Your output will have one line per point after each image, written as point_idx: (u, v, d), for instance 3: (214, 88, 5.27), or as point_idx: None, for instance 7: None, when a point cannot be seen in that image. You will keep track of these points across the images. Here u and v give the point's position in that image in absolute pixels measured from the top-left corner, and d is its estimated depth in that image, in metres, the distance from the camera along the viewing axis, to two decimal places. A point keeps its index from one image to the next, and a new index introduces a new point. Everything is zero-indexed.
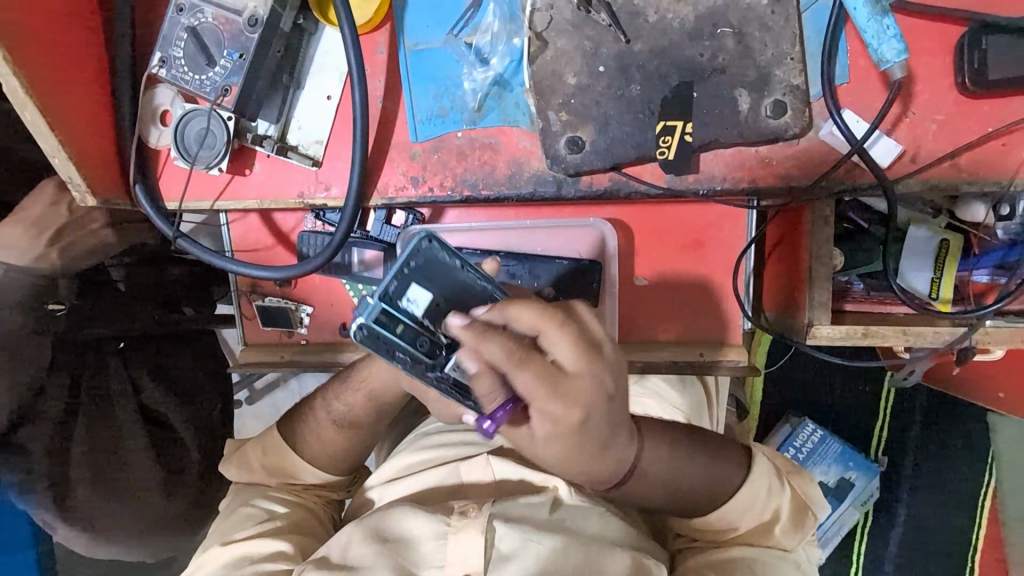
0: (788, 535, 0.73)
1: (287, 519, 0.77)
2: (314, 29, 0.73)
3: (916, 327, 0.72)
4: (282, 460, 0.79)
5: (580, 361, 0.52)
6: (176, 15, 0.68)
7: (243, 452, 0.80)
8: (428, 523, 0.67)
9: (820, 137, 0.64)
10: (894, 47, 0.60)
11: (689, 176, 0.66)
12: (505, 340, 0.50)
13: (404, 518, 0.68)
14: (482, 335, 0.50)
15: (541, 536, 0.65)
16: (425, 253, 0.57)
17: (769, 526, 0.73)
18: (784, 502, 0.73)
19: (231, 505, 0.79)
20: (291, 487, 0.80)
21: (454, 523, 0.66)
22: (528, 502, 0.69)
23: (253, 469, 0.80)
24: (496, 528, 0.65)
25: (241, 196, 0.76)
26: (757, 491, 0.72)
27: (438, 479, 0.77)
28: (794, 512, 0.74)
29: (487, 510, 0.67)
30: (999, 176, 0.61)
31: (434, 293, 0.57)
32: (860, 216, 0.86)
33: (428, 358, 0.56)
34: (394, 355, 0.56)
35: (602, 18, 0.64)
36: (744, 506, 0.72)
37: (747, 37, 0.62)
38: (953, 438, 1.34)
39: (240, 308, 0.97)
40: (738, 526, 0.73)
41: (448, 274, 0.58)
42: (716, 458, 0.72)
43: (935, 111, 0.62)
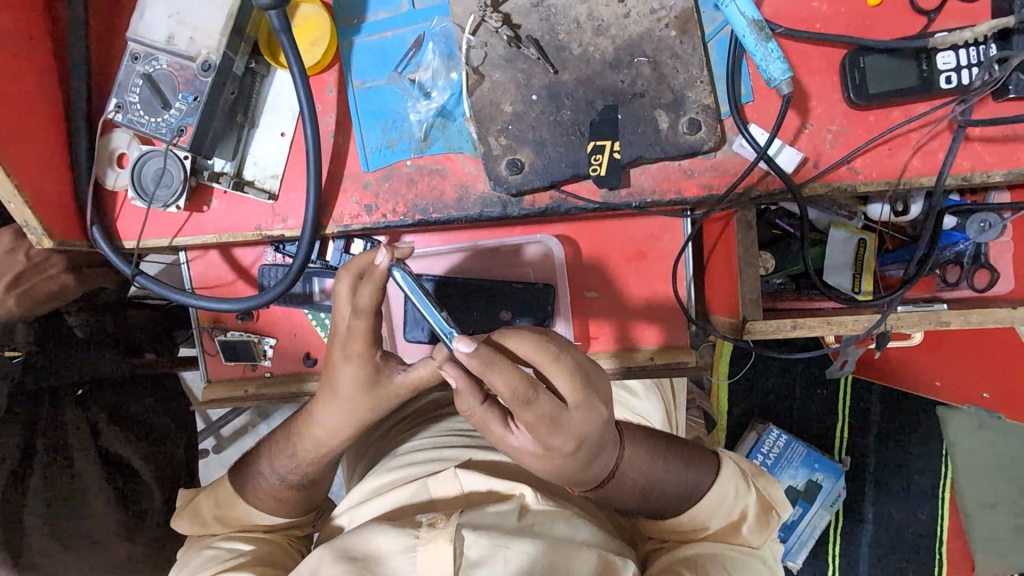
0: (757, 535, 0.73)
1: (252, 555, 0.74)
2: (266, 72, 0.78)
3: (838, 317, 0.79)
4: (237, 504, 0.77)
5: (575, 381, 0.59)
6: (131, 63, 0.71)
7: (196, 503, 0.79)
8: (399, 537, 0.64)
9: (733, 150, 0.71)
10: (781, 68, 0.67)
11: (621, 191, 0.72)
12: (510, 377, 0.55)
13: (374, 536, 0.65)
14: (486, 364, 0.55)
15: (509, 541, 0.62)
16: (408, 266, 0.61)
17: (737, 526, 0.73)
18: (751, 502, 0.75)
19: (188, 555, 0.76)
20: (251, 530, 0.78)
21: (425, 536, 0.63)
22: (495, 510, 0.67)
23: (208, 519, 0.78)
24: (464, 536, 0.63)
25: (200, 232, 0.79)
26: (725, 490, 0.73)
27: (408, 497, 0.74)
28: (760, 510, 0.75)
29: (455, 519, 0.64)
30: (889, 176, 0.69)
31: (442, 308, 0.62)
32: (785, 222, 0.94)
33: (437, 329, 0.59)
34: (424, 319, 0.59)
35: (531, 52, 0.70)
36: (712, 506, 0.73)
37: (661, 65, 0.70)
38: (911, 430, 1.40)
39: (203, 346, 0.98)
40: (707, 526, 0.73)
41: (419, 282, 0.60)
42: (685, 464, 0.73)
43: (830, 122, 0.70)
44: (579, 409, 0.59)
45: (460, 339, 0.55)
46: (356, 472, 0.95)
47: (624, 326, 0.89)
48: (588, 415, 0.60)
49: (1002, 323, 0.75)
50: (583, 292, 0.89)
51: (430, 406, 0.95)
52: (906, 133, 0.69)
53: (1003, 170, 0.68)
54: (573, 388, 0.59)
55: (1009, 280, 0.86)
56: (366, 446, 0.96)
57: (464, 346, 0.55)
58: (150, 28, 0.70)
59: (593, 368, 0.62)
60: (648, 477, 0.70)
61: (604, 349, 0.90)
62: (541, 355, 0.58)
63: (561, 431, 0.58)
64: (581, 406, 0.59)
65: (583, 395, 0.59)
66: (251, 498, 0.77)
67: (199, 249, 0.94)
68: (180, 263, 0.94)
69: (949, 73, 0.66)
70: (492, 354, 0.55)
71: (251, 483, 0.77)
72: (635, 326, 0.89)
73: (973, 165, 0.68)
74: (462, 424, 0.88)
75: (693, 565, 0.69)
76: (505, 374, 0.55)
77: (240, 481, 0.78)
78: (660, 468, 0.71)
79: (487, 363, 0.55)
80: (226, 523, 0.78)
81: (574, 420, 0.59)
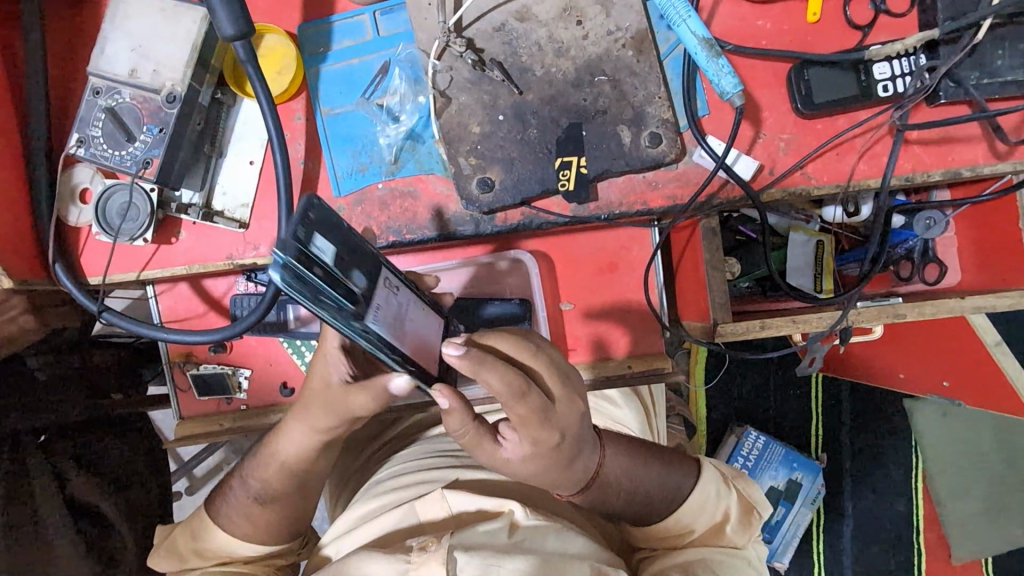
0: (740, 535, 0.74)
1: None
2: (232, 102, 0.78)
3: (802, 316, 0.82)
4: (220, 538, 0.74)
5: (557, 378, 0.61)
6: (93, 98, 0.71)
7: (174, 538, 0.76)
8: (391, 565, 0.63)
9: (694, 161, 0.74)
10: (731, 82, 0.70)
11: (590, 204, 0.74)
12: (503, 373, 0.56)
13: (365, 564, 0.64)
14: (478, 364, 0.55)
15: (501, 561, 0.62)
16: (322, 214, 0.49)
17: (721, 527, 0.74)
18: (733, 502, 0.75)
19: None
20: (231, 562, 0.75)
21: (416, 559, 0.62)
22: (485, 529, 0.67)
23: (188, 555, 0.75)
24: (457, 558, 0.62)
25: (168, 264, 0.78)
26: (706, 493, 0.74)
27: (395, 523, 0.73)
28: (743, 510, 0.75)
29: (446, 541, 0.63)
30: (839, 179, 0.73)
31: (338, 245, 0.51)
32: (749, 228, 0.97)
33: (339, 308, 0.49)
34: (318, 299, 0.47)
35: (495, 74, 0.72)
36: (697, 507, 0.73)
37: (620, 82, 0.73)
38: (881, 422, 1.44)
39: (175, 381, 0.95)
40: (693, 529, 0.73)
41: (340, 228, 0.51)
42: (666, 469, 0.75)
43: (781, 132, 0.74)
44: (562, 402, 0.62)
45: (448, 344, 0.55)
46: (341, 499, 0.94)
47: (601, 336, 0.91)
48: (571, 408, 0.62)
49: (953, 313, 0.79)
50: (559, 305, 0.91)
51: (410, 430, 0.95)
52: (851, 139, 0.73)
53: (941, 169, 0.73)
54: (554, 382, 0.61)
55: (955, 272, 0.91)
56: (350, 473, 0.96)
57: (455, 353, 0.54)
58: (112, 62, 0.70)
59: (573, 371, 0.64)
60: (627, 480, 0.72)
61: (582, 359, 0.91)
62: (524, 354, 0.60)
63: (549, 424, 0.60)
64: (565, 401, 0.62)
65: (562, 389, 0.62)
66: (231, 533, 0.74)
67: (168, 283, 0.92)
68: (147, 298, 0.92)
69: (886, 82, 0.71)
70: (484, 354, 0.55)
71: (230, 518, 0.75)
72: (611, 336, 0.91)
73: (914, 166, 0.73)
74: (444, 445, 0.88)
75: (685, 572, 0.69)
76: (498, 372, 0.56)
77: (218, 513, 0.75)
78: (641, 475, 0.73)
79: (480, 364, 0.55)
80: (205, 556, 0.74)
81: (560, 413, 0.61)
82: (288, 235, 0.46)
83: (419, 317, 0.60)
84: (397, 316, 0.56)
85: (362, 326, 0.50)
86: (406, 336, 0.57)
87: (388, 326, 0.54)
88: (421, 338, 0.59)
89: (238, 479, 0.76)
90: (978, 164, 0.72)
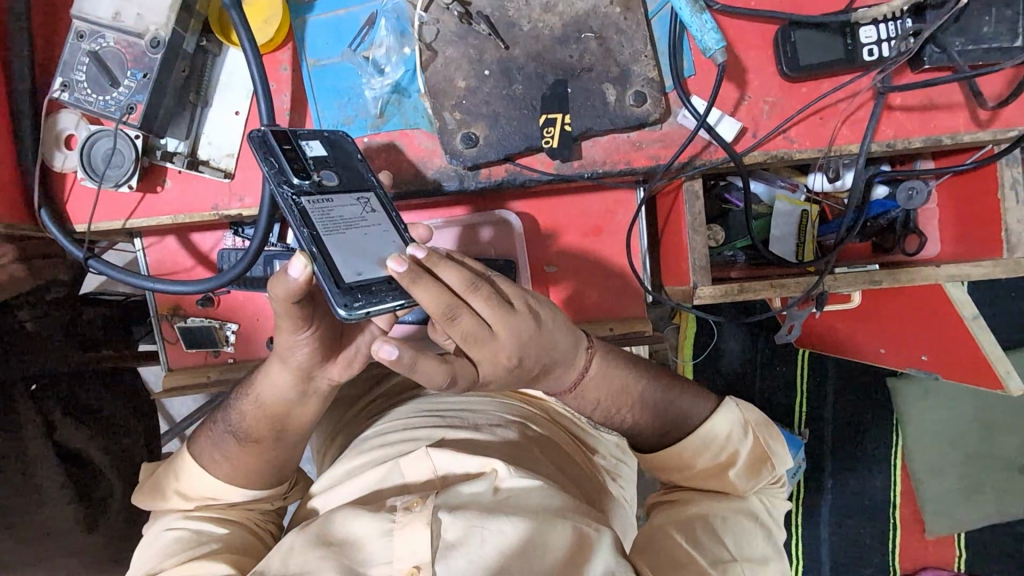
0: (745, 480, 0.73)
1: (224, 540, 0.72)
2: (217, 51, 0.77)
3: (780, 280, 0.83)
4: (203, 481, 0.76)
5: (474, 345, 0.59)
6: (76, 41, 0.70)
7: (156, 479, 0.78)
8: (375, 522, 0.64)
9: (677, 122, 0.75)
10: (714, 38, 0.71)
11: (574, 163, 0.75)
12: (432, 370, 0.57)
13: (349, 520, 0.66)
14: (413, 362, 0.55)
15: (486, 522, 0.63)
16: (332, 140, 0.68)
17: (725, 468, 0.74)
18: (744, 447, 0.75)
19: (152, 530, 0.75)
20: (213, 506, 0.77)
21: (401, 519, 0.63)
22: (470, 490, 0.68)
23: (171, 495, 0.77)
24: (441, 519, 0.63)
25: (156, 213, 0.78)
26: (713, 431, 0.76)
27: (378, 483, 0.75)
28: (754, 457, 0.75)
29: (431, 502, 0.64)
30: (821, 144, 0.74)
31: (326, 153, 0.66)
32: (735, 197, 0.98)
33: (291, 181, 0.62)
34: (268, 156, 0.63)
35: (482, 28, 0.72)
36: (698, 445, 0.75)
37: (607, 40, 0.73)
38: (861, 396, 1.47)
39: (163, 334, 0.97)
40: (694, 465, 0.75)
41: (347, 154, 0.67)
42: (675, 397, 0.79)
43: (766, 94, 0.74)
44: (486, 363, 0.60)
45: (391, 260, 0.53)
46: (329, 451, 0.97)
47: (585, 298, 0.93)
48: (496, 367, 0.61)
49: (929, 281, 0.81)
50: (544, 267, 0.92)
51: (399, 388, 0.97)
52: (835, 103, 0.74)
53: (923, 136, 0.73)
54: (474, 350, 0.59)
55: (935, 243, 0.92)
56: (338, 427, 0.98)
57: (389, 356, 0.53)
58: (96, 5, 0.70)
59: (504, 310, 0.59)
60: (605, 403, 0.75)
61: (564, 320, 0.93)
62: (444, 311, 0.56)
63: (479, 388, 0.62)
64: (491, 363, 0.60)
65: (481, 351, 0.59)
66: (216, 480, 0.76)
67: (156, 236, 0.93)
68: (135, 250, 0.93)
69: (871, 46, 0.71)
70: (415, 358, 0.55)
71: (214, 466, 0.76)
72: (595, 298, 0.93)
73: (895, 132, 0.73)
74: (433, 404, 0.89)
75: (682, 523, 0.71)
76: (429, 372, 0.56)
77: (199, 457, 0.77)
78: (644, 403, 0.77)
79: (414, 284, 0.54)
80: (187, 498, 0.76)
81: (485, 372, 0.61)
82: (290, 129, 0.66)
83: (379, 240, 0.61)
84: (340, 216, 0.61)
85: (293, 197, 0.61)
86: (340, 235, 0.60)
87: (323, 214, 0.61)
88: (360, 249, 0.60)
89: (219, 419, 0.78)
90: (959, 132, 0.73)
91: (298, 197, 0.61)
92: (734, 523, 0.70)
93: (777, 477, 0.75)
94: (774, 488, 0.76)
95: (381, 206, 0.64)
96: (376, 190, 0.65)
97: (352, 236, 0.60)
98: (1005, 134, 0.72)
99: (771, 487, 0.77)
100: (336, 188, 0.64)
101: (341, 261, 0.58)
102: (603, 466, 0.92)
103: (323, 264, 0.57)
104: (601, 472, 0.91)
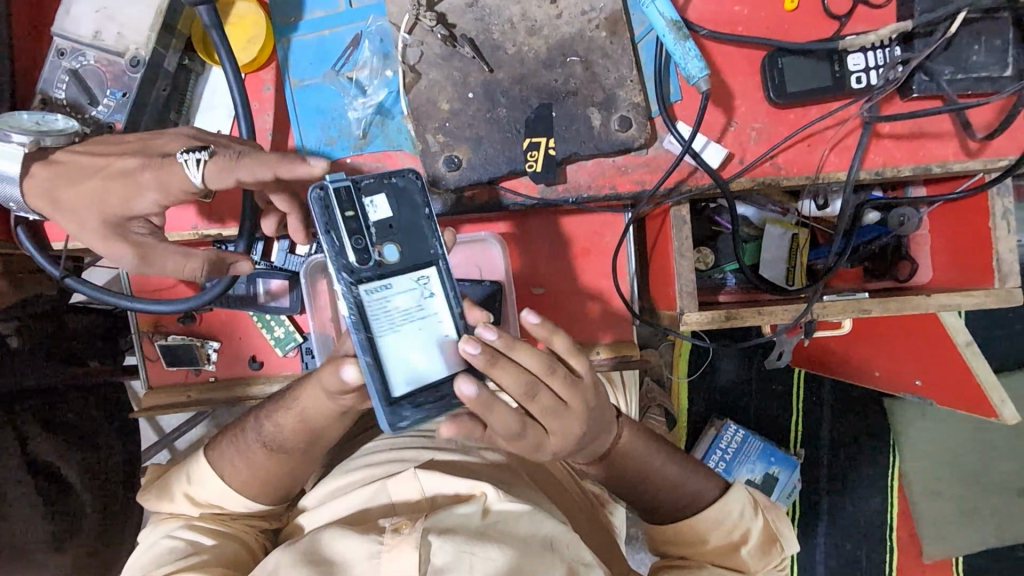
0: (755, 560, 0.72)
1: (213, 552, 0.72)
2: (200, 70, 0.77)
3: (769, 307, 0.81)
4: (214, 488, 0.77)
5: (555, 417, 0.61)
6: (56, 59, 0.70)
7: (165, 480, 0.79)
8: (364, 543, 0.63)
9: (663, 147, 0.74)
10: (698, 66, 0.69)
11: (559, 187, 0.74)
12: (514, 375, 0.58)
13: (337, 540, 0.64)
14: (490, 363, 0.57)
15: (474, 547, 0.60)
16: (399, 188, 0.61)
17: (736, 547, 0.72)
18: (755, 527, 0.73)
19: (150, 539, 0.75)
20: (218, 517, 0.77)
21: (389, 541, 0.61)
22: (461, 512, 0.66)
23: (180, 498, 0.78)
24: (430, 542, 0.61)
25: (133, 231, 0.78)
26: (728, 510, 0.74)
27: (366, 502, 0.73)
28: (764, 539, 0.73)
29: (420, 525, 0.62)
30: (809, 170, 0.73)
31: (393, 213, 0.61)
32: (725, 219, 0.96)
33: (352, 259, 0.59)
34: (329, 232, 0.59)
35: (466, 51, 0.72)
36: (714, 520, 0.73)
37: (592, 64, 0.72)
38: (857, 419, 1.45)
39: (144, 351, 0.95)
40: (706, 540, 0.73)
41: (413, 213, 0.61)
42: (687, 469, 0.79)
43: (753, 120, 0.73)
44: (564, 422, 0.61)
45: (466, 341, 0.56)
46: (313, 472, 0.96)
47: (572, 322, 0.91)
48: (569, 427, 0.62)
49: (921, 309, 0.79)
50: (530, 289, 0.91)
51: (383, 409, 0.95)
52: (822, 130, 0.73)
53: (912, 165, 0.72)
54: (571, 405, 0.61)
55: (928, 269, 0.91)
56: None
57: (471, 347, 0.56)
58: (77, 23, 0.69)
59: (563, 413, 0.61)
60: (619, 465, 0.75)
61: None
62: (523, 392, 0.59)
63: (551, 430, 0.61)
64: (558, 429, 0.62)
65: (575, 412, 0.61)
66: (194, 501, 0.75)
67: None
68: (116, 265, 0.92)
69: (859, 74, 0.70)
70: (499, 355, 0.58)
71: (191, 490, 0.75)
72: (582, 323, 0.91)
73: (885, 160, 0.73)
74: (420, 425, 0.88)
75: None
76: (510, 374, 0.58)
77: (218, 463, 0.77)
78: (656, 474, 0.76)
79: (490, 365, 0.57)
80: (196, 503, 0.77)
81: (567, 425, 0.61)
82: (353, 180, 0.60)
83: (433, 333, 0.60)
84: (397, 308, 0.60)
85: (351, 284, 0.59)
86: (394, 334, 0.59)
87: (380, 303, 0.59)
88: (413, 352, 0.60)
89: (245, 425, 0.77)
90: (948, 161, 0.72)
91: (359, 282, 0.59)
92: None
93: (785, 560, 0.73)
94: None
95: (442, 288, 0.61)
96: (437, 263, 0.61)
97: (407, 335, 0.60)
98: (995, 163, 0.71)
99: (777, 573, 0.74)
100: (398, 266, 0.60)
101: (392, 373, 0.59)
102: (593, 491, 0.90)
103: (373, 371, 0.58)
104: (590, 496, 0.89)
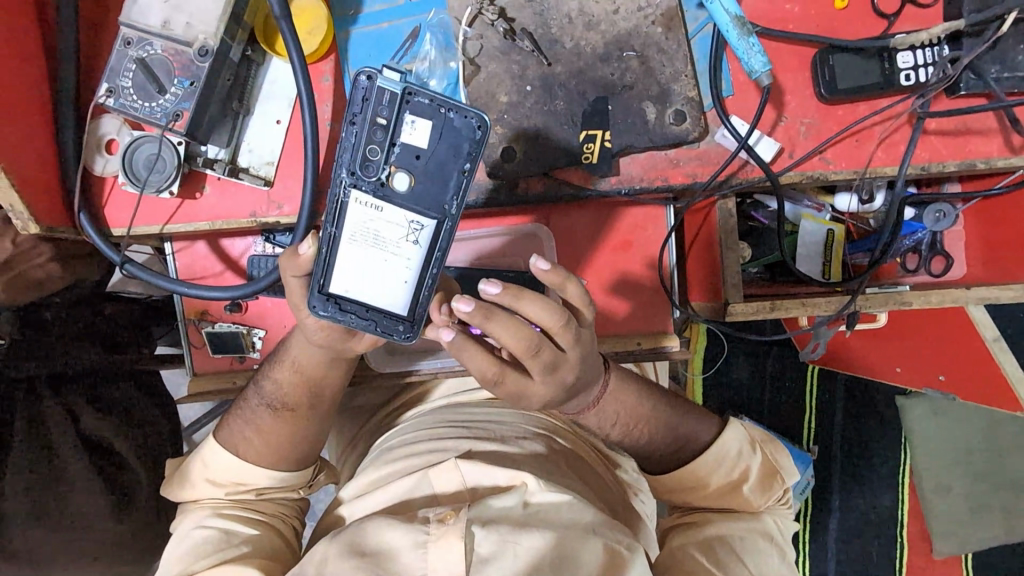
0: (758, 496, 0.75)
1: (253, 543, 0.72)
2: (261, 61, 0.78)
3: (813, 299, 0.83)
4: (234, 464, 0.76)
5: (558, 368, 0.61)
6: (124, 48, 0.71)
7: (183, 470, 0.78)
8: (406, 534, 0.61)
9: (715, 140, 0.75)
10: (761, 61, 0.72)
11: (612, 179, 0.76)
12: (508, 326, 0.58)
13: (381, 530, 0.63)
14: (486, 317, 0.57)
15: (519, 536, 0.60)
16: (445, 126, 0.57)
17: (737, 485, 0.75)
18: (754, 463, 0.77)
19: (183, 530, 0.75)
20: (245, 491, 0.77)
21: (434, 531, 0.60)
22: (502, 503, 0.65)
23: (200, 482, 0.77)
24: (475, 533, 0.60)
25: (191, 219, 0.79)
26: (726, 449, 0.77)
27: (408, 492, 0.73)
28: (763, 475, 0.77)
29: (464, 515, 0.62)
30: (856, 165, 0.75)
31: (426, 146, 0.57)
32: (762, 215, 0.98)
33: (360, 162, 0.57)
34: (354, 122, 0.56)
35: (525, 44, 0.73)
36: (712, 462, 0.76)
37: (648, 59, 0.74)
38: (875, 416, 1.47)
39: (189, 338, 0.97)
40: (707, 484, 0.76)
41: (446, 157, 0.58)
42: (681, 414, 0.80)
43: (803, 116, 0.75)
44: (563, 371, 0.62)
45: (488, 281, 0.57)
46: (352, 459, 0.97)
47: (613, 313, 0.93)
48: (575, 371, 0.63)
49: (958, 303, 0.81)
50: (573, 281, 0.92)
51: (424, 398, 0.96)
52: (870, 126, 0.75)
53: (957, 160, 0.74)
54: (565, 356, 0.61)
55: (961, 265, 0.93)
56: (362, 434, 0.99)
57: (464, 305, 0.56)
58: (145, 12, 0.71)
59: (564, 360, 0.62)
60: (622, 417, 0.76)
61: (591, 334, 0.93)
62: (521, 349, 0.59)
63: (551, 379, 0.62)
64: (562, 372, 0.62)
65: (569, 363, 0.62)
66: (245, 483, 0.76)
67: (186, 241, 0.93)
68: (164, 254, 0.92)
69: (908, 71, 0.72)
70: (493, 309, 0.57)
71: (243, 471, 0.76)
72: (623, 314, 0.93)
73: (930, 156, 0.75)
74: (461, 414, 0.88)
75: (707, 548, 0.70)
76: (507, 330, 0.58)
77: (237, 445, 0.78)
78: (655, 425, 0.77)
79: (486, 320, 0.57)
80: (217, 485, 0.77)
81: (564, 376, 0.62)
82: (407, 88, 0.56)
83: (397, 273, 0.58)
84: (377, 231, 0.57)
85: (347, 183, 0.57)
86: (364, 249, 0.57)
87: (365, 215, 0.57)
88: (368, 275, 0.58)
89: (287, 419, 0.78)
90: (992, 157, 0.74)
91: (353, 185, 0.57)
92: (753, 545, 0.72)
93: (787, 492, 0.77)
94: (785, 508, 0.77)
95: (429, 242, 0.58)
96: (441, 220, 0.58)
97: (371, 257, 0.58)
98: None
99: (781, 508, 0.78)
100: (401, 197, 0.57)
101: (339, 273, 0.58)
102: (626, 481, 0.92)
103: (326, 263, 0.58)
104: (624, 486, 0.91)
